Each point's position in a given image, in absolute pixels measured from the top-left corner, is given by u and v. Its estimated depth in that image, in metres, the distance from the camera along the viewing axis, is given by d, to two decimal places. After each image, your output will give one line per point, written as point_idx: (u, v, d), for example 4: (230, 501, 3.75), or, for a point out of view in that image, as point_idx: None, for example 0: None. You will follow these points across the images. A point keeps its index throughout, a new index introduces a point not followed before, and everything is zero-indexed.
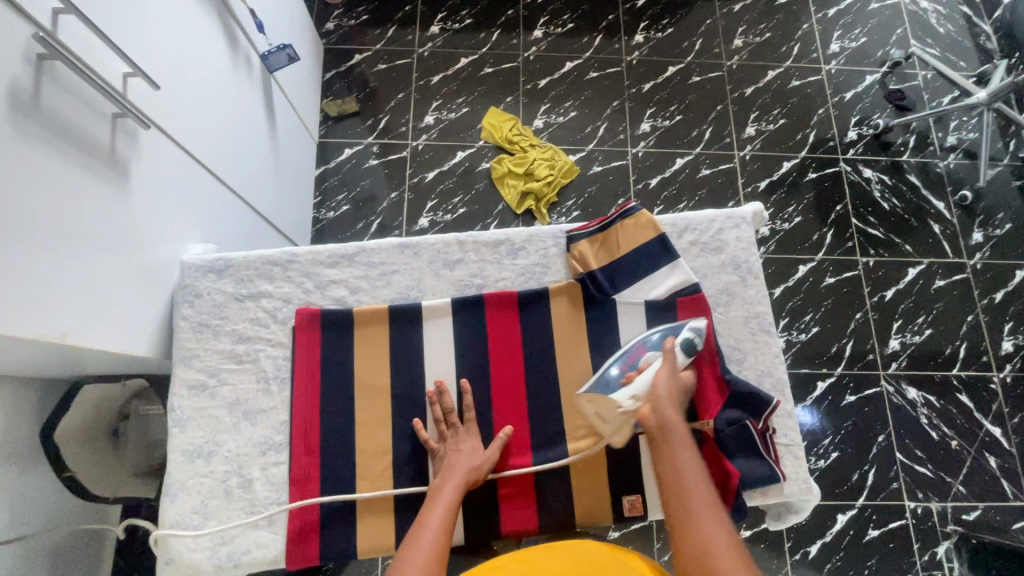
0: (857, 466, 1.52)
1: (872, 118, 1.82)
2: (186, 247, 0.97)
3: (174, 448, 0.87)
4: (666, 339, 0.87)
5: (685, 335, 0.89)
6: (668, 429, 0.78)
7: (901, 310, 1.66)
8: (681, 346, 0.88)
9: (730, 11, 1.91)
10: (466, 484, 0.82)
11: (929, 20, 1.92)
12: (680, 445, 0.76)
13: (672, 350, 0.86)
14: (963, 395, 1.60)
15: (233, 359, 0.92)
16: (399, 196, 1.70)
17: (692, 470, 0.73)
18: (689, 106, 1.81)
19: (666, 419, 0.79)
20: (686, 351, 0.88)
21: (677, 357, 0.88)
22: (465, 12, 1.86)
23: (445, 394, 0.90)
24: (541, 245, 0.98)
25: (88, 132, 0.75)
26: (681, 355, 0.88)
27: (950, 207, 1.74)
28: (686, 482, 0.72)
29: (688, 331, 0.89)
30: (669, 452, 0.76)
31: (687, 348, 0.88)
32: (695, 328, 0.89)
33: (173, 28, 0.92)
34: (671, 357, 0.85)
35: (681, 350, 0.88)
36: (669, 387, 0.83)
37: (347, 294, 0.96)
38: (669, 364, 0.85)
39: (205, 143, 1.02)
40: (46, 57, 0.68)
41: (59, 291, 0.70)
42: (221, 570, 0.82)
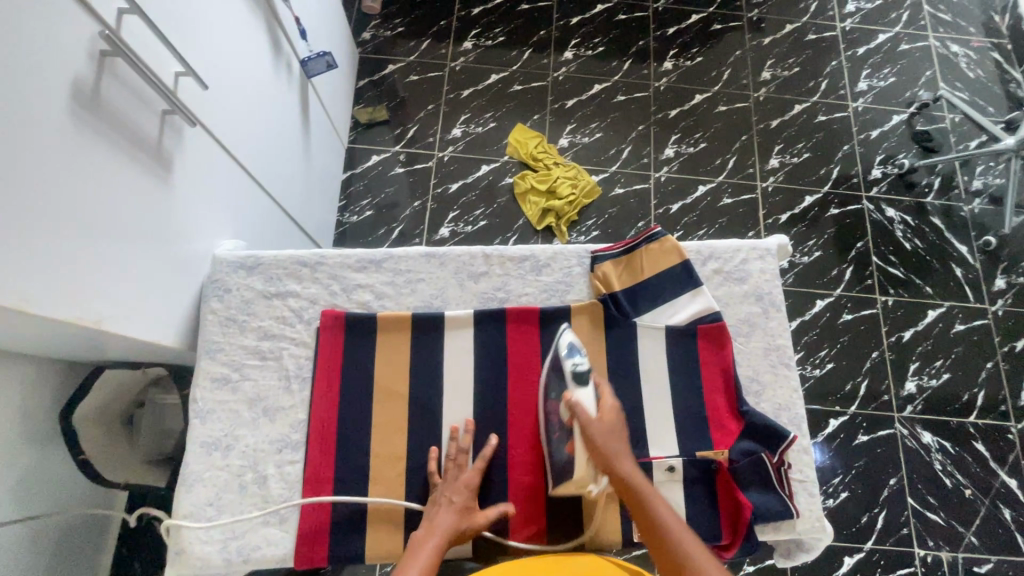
0: (866, 508, 1.50)
1: (897, 157, 1.82)
2: (218, 242, 0.99)
3: (192, 439, 0.88)
4: (564, 394, 0.86)
5: (567, 365, 0.88)
6: (642, 494, 0.79)
7: (919, 352, 1.64)
8: (572, 382, 0.86)
9: (760, 44, 1.93)
10: (446, 542, 0.80)
11: (958, 64, 1.93)
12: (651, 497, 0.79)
13: (577, 407, 0.84)
14: (979, 443, 1.57)
15: (257, 355, 0.93)
16: (422, 205, 1.72)
17: (686, 535, 0.76)
18: (714, 135, 1.82)
19: (630, 484, 0.80)
20: (581, 383, 0.86)
21: (586, 399, 0.85)
22: (498, 30, 1.90)
23: (463, 435, 0.89)
24: (565, 263, 0.99)
25: (139, 126, 0.78)
26: (585, 393, 0.86)
27: (973, 251, 1.73)
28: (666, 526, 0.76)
29: (567, 358, 0.88)
30: (655, 527, 0.77)
31: (577, 377, 0.87)
32: (569, 344, 0.90)
33: (225, 31, 0.96)
34: (578, 408, 0.84)
35: (578, 385, 0.86)
36: (600, 445, 0.82)
37: (372, 299, 0.97)
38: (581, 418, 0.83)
39: (243, 141, 1.05)
40: (109, 53, 0.71)
41: (98, 279, 0.72)
42: (230, 565, 0.83)
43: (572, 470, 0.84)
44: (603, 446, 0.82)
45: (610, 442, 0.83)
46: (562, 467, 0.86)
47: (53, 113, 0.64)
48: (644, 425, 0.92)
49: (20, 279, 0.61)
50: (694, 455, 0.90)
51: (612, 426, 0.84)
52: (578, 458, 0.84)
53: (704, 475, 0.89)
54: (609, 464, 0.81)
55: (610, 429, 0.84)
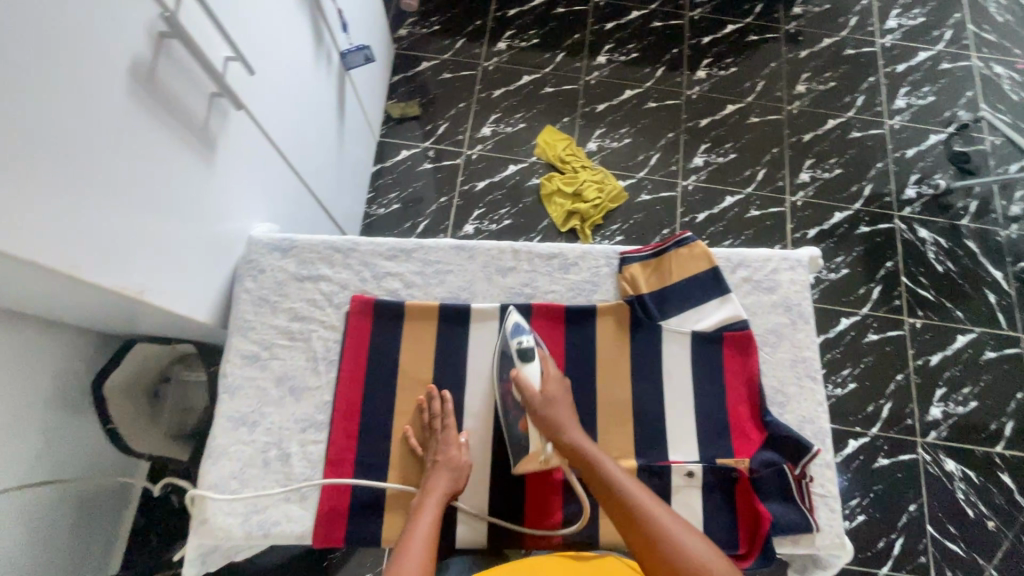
0: (884, 533, 1.46)
1: (932, 177, 1.78)
2: (253, 224, 1.02)
3: (220, 412, 0.90)
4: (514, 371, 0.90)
5: (514, 344, 0.92)
6: (593, 456, 0.83)
7: (947, 378, 1.60)
8: (519, 360, 0.91)
9: (796, 56, 1.91)
10: (444, 501, 0.82)
11: (1001, 85, 1.89)
12: (603, 460, 0.83)
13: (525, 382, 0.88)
14: (1005, 475, 1.52)
15: (287, 335, 0.95)
16: (448, 201, 1.74)
17: (637, 488, 0.79)
18: (745, 145, 1.81)
19: (579, 449, 0.84)
20: (527, 359, 0.91)
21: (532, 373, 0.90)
22: (533, 32, 1.92)
23: (433, 400, 0.91)
24: (593, 263, 0.99)
25: (189, 106, 0.81)
26: (530, 369, 0.90)
27: (1008, 278, 1.69)
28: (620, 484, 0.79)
29: (514, 337, 0.92)
30: (608, 486, 0.80)
31: (523, 354, 0.91)
32: (515, 324, 0.93)
33: (273, 20, 0.99)
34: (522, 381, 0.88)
35: (525, 362, 0.91)
36: (546, 415, 0.86)
37: (401, 287, 0.99)
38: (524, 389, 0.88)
39: (282, 127, 1.07)
40: (166, 34, 0.74)
41: (142, 252, 0.75)
42: (250, 539, 0.84)
43: (528, 444, 0.88)
44: (549, 415, 0.86)
45: (560, 411, 0.88)
46: (518, 443, 0.89)
47: (112, 88, 0.67)
48: (664, 428, 0.91)
49: (74, 246, 0.64)
50: (713, 462, 0.89)
51: (554, 396, 0.89)
52: (532, 432, 0.88)
53: (723, 482, 0.88)
54: (556, 433, 0.86)
55: (554, 400, 0.88)
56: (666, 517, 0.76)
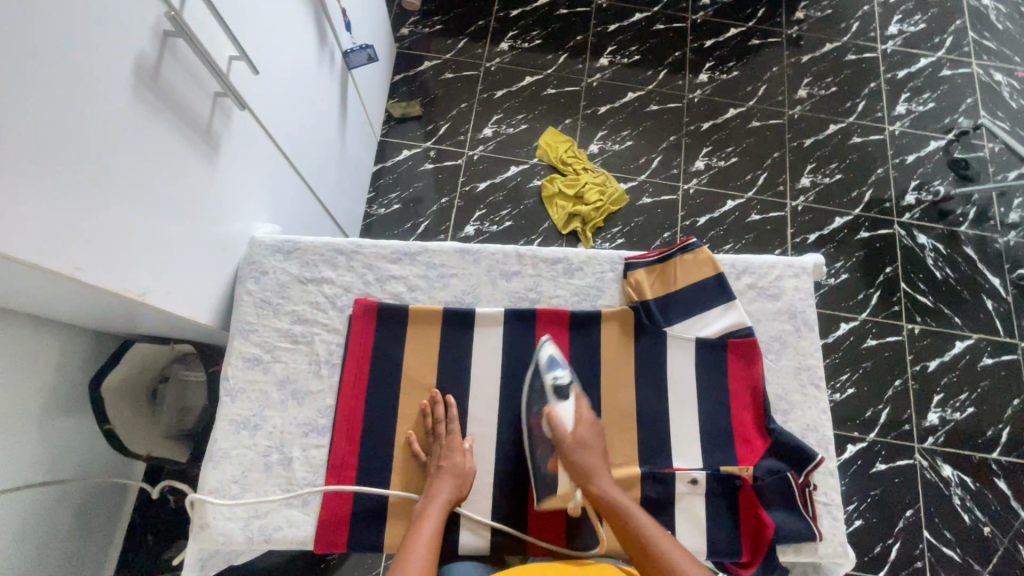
0: (880, 538, 1.47)
1: (932, 184, 1.79)
2: (256, 225, 1.01)
3: (222, 416, 0.89)
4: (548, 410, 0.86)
5: (549, 380, 0.89)
6: (622, 506, 0.80)
7: (944, 384, 1.61)
8: (554, 397, 0.88)
9: (798, 61, 1.91)
10: (447, 506, 0.82)
11: (1001, 93, 1.90)
12: (636, 514, 0.79)
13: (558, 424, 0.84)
14: (1001, 481, 1.53)
15: (289, 338, 0.94)
16: (449, 201, 1.73)
17: (668, 543, 0.76)
18: (746, 149, 1.81)
19: (608, 497, 0.81)
20: (562, 398, 0.87)
21: (566, 413, 0.86)
22: (536, 33, 1.91)
23: (437, 405, 0.91)
24: (598, 268, 0.99)
25: (193, 107, 0.80)
26: (565, 407, 0.87)
27: (1006, 284, 1.69)
28: (654, 542, 0.76)
29: (549, 372, 0.89)
30: (643, 544, 0.76)
31: (558, 391, 0.88)
32: (550, 357, 0.92)
33: (278, 20, 0.98)
34: (555, 423, 0.85)
35: (558, 399, 0.87)
36: (576, 459, 0.84)
37: (405, 291, 0.98)
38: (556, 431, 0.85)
39: (284, 127, 1.07)
40: (171, 34, 0.73)
41: (145, 254, 0.74)
42: (251, 544, 0.84)
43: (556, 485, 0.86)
44: (579, 459, 0.84)
45: (593, 459, 0.85)
46: (545, 482, 0.87)
47: (117, 89, 0.66)
48: (669, 435, 0.91)
49: (74, 248, 0.63)
50: (718, 470, 0.89)
51: (585, 438, 0.85)
52: (561, 475, 0.86)
53: (727, 491, 0.88)
54: (586, 479, 0.83)
55: (587, 443, 0.85)
56: None
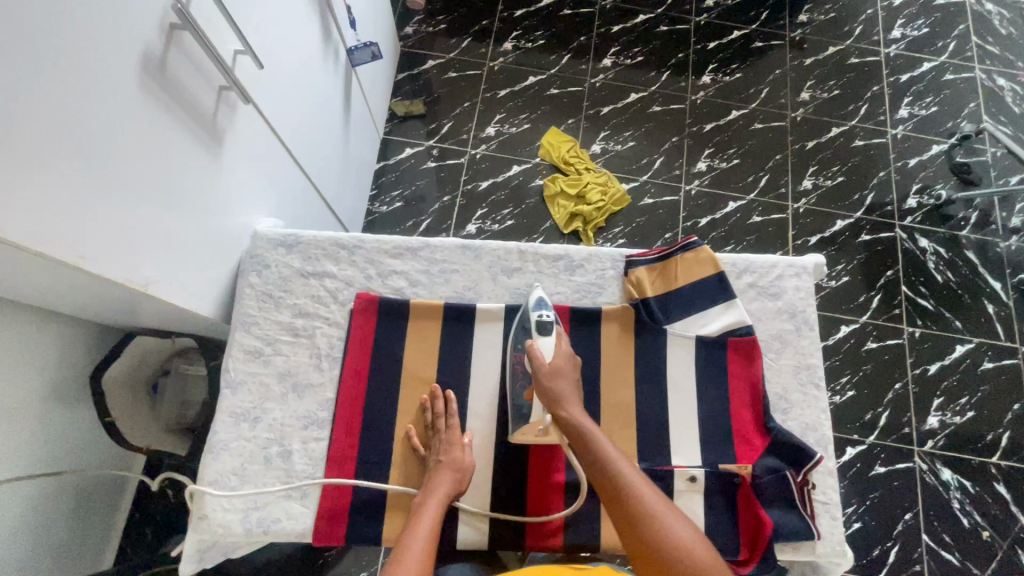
0: (879, 541, 1.47)
1: (933, 188, 1.79)
2: (259, 219, 1.02)
3: (222, 408, 0.89)
4: (528, 342, 0.89)
5: (534, 317, 0.91)
6: (592, 435, 0.82)
7: (945, 388, 1.61)
8: (536, 332, 0.90)
9: (801, 64, 1.91)
10: (447, 499, 0.82)
11: (1004, 97, 1.90)
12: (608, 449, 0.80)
13: (538, 353, 0.86)
14: (1001, 485, 1.53)
15: (290, 332, 0.95)
16: (451, 200, 1.74)
17: (635, 478, 0.77)
18: (748, 151, 1.81)
19: (579, 423, 0.83)
20: (543, 333, 0.90)
21: (545, 346, 0.89)
22: (539, 33, 1.92)
23: (437, 400, 0.91)
24: (599, 265, 0.99)
25: (199, 100, 0.80)
26: (545, 341, 0.89)
27: (1007, 289, 1.69)
28: (627, 477, 0.77)
29: (535, 311, 0.92)
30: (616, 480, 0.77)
31: (541, 327, 0.90)
32: (537, 299, 0.94)
33: (283, 15, 0.98)
34: (535, 354, 0.87)
35: (541, 335, 0.90)
36: (549, 387, 0.85)
37: (406, 286, 0.99)
38: (535, 362, 0.86)
39: (289, 122, 1.07)
40: (178, 27, 0.74)
41: (150, 246, 0.75)
42: (250, 535, 0.84)
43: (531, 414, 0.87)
44: (553, 387, 0.85)
45: (567, 389, 0.86)
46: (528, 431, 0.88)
47: (124, 80, 0.67)
48: (667, 432, 0.92)
49: (79, 237, 0.64)
50: (716, 467, 0.89)
51: (561, 369, 0.87)
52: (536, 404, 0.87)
53: (725, 488, 0.88)
54: (559, 407, 0.84)
55: (561, 374, 0.87)
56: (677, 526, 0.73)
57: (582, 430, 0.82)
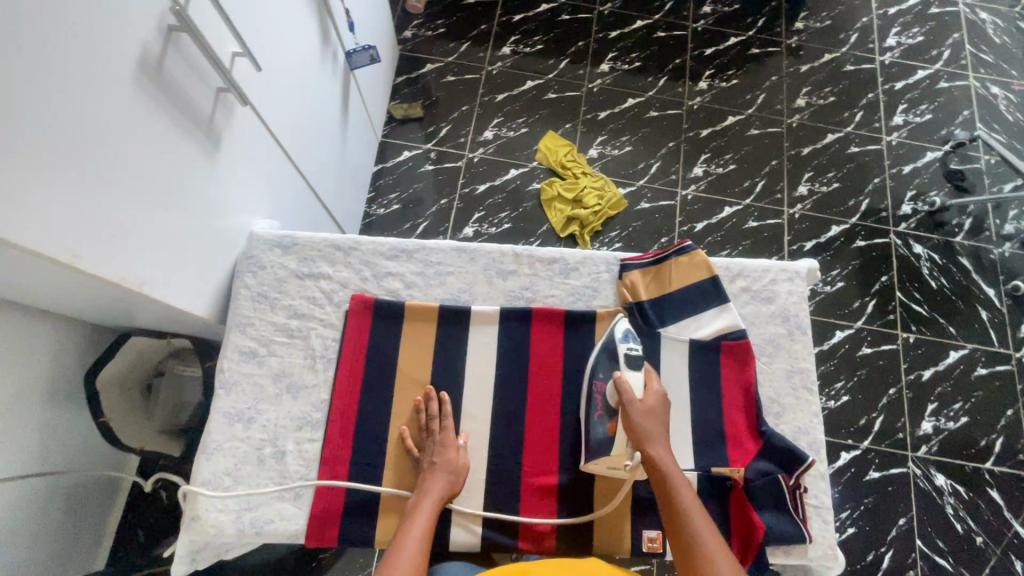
0: (873, 546, 1.47)
1: (928, 194, 1.80)
2: (255, 221, 1.02)
3: (216, 408, 0.89)
4: (618, 374, 0.87)
5: (622, 349, 0.89)
6: (670, 480, 0.80)
7: (938, 393, 1.61)
8: (624, 365, 0.88)
9: (797, 71, 1.93)
10: (440, 500, 0.82)
11: (997, 105, 1.91)
12: (684, 498, 0.78)
13: (628, 387, 0.85)
14: (994, 491, 1.53)
15: (285, 333, 0.95)
16: (448, 203, 1.74)
17: (709, 533, 0.75)
18: (744, 157, 1.82)
19: (661, 467, 0.81)
20: (632, 367, 0.88)
21: (634, 381, 0.87)
22: (537, 38, 1.93)
23: (430, 401, 0.91)
24: (594, 268, 1.00)
25: (196, 101, 0.81)
26: (634, 375, 0.87)
27: (1001, 295, 1.70)
28: (698, 529, 0.75)
29: (623, 342, 0.89)
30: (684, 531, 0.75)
31: (630, 360, 0.88)
32: (624, 331, 0.91)
33: (282, 18, 0.99)
34: (623, 387, 0.85)
35: (629, 368, 0.88)
36: (638, 424, 0.84)
37: (401, 288, 0.99)
38: (625, 395, 0.85)
39: (286, 125, 1.08)
40: (176, 28, 0.74)
41: (145, 246, 0.75)
42: (242, 537, 0.84)
43: (611, 447, 0.85)
44: (642, 424, 0.84)
45: (655, 429, 0.84)
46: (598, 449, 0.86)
47: (121, 81, 0.67)
48: None
49: (74, 237, 0.64)
50: (709, 470, 0.89)
51: (652, 409, 0.85)
52: (619, 437, 0.85)
53: (718, 491, 0.89)
54: (642, 444, 0.83)
55: (651, 413, 0.85)
56: None
57: (663, 472, 0.80)
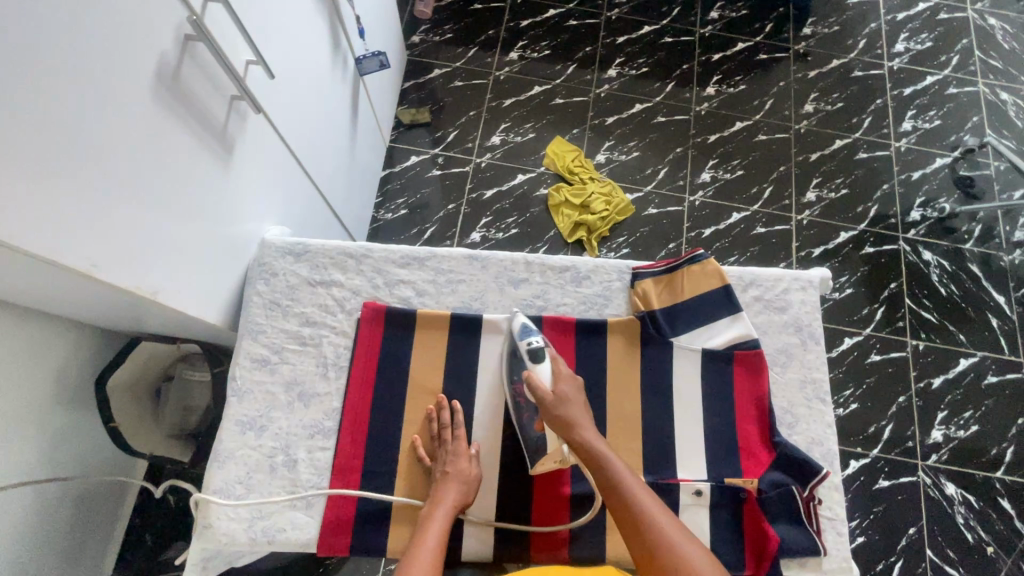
0: (883, 556, 1.46)
1: (937, 201, 1.79)
2: (267, 227, 1.02)
3: (229, 416, 0.90)
4: (526, 373, 0.88)
5: (523, 345, 0.90)
6: (602, 458, 0.81)
7: (949, 401, 1.60)
8: (530, 360, 0.89)
9: (805, 76, 1.92)
10: (454, 510, 0.82)
11: (1007, 112, 1.91)
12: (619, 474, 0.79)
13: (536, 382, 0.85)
14: (1006, 500, 1.52)
15: (297, 340, 0.95)
16: (456, 208, 1.74)
17: (647, 501, 0.76)
18: (752, 162, 1.82)
19: (590, 449, 0.82)
20: (538, 360, 0.88)
21: (541, 373, 0.87)
22: (545, 43, 1.93)
23: (443, 410, 0.91)
24: (605, 277, 1.00)
25: (211, 109, 0.81)
26: (541, 368, 0.88)
27: (1011, 303, 1.69)
28: (638, 502, 0.76)
29: (523, 339, 0.91)
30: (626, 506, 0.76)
31: (533, 354, 0.89)
32: (523, 326, 0.93)
33: (294, 26, 0.99)
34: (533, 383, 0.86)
35: (536, 362, 0.89)
36: (555, 415, 0.84)
37: (413, 295, 0.99)
38: (535, 392, 0.85)
39: (298, 132, 1.08)
40: (192, 37, 0.74)
41: (158, 253, 0.75)
42: (254, 545, 0.84)
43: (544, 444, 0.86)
44: (561, 415, 0.84)
45: (576, 413, 0.85)
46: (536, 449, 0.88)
47: (138, 91, 0.67)
48: (674, 446, 0.91)
49: (90, 245, 0.64)
50: (722, 481, 0.89)
51: (564, 395, 0.86)
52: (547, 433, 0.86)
53: (731, 502, 0.88)
54: (567, 433, 0.83)
55: (565, 399, 0.86)
56: (692, 549, 0.72)
57: (593, 454, 0.81)
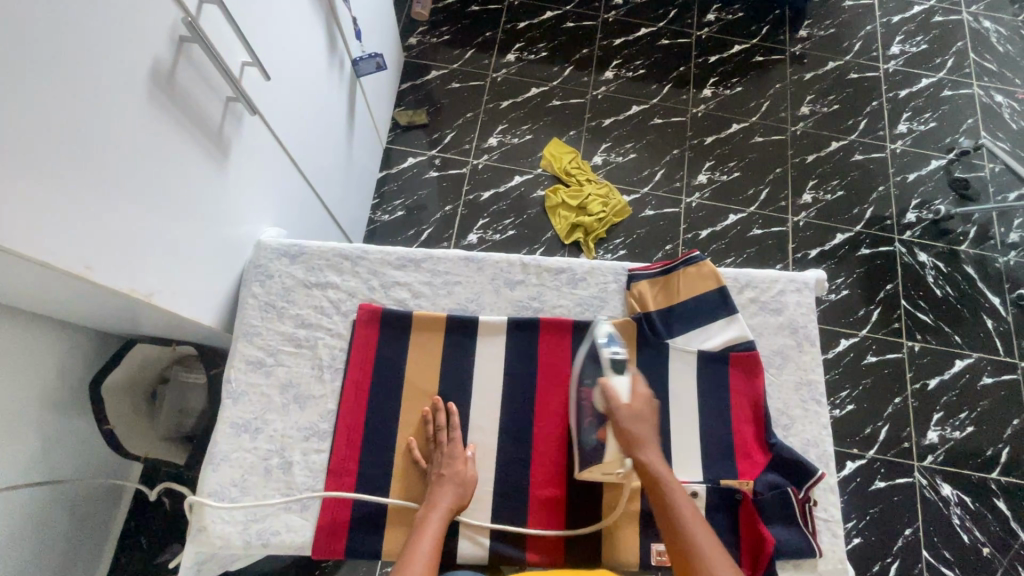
0: (879, 557, 1.46)
1: (933, 203, 1.80)
2: (262, 229, 1.02)
3: (224, 418, 0.89)
4: (602, 380, 0.86)
5: (605, 353, 0.88)
6: (662, 481, 0.79)
7: (944, 402, 1.61)
8: (610, 369, 0.87)
9: (801, 78, 1.93)
10: (449, 513, 0.82)
11: (1001, 114, 1.91)
12: (678, 500, 0.77)
13: (613, 393, 0.84)
14: (1001, 501, 1.52)
15: (293, 342, 0.95)
16: (452, 210, 1.74)
17: (701, 531, 0.74)
18: (748, 164, 1.82)
19: (652, 470, 0.80)
20: (617, 371, 0.86)
21: (619, 385, 0.85)
22: (542, 45, 1.93)
23: (438, 412, 0.91)
24: (601, 279, 1.00)
25: (207, 111, 0.81)
26: (619, 379, 0.86)
27: (1006, 304, 1.70)
28: (691, 530, 0.74)
29: (606, 347, 0.89)
30: (677, 533, 0.75)
31: (614, 364, 0.87)
32: (607, 334, 0.91)
33: (290, 27, 0.99)
34: (608, 392, 0.84)
35: (614, 372, 0.87)
36: (624, 428, 0.83)
37: (409, 297, 0.99)
38: (610, 402, 0.84)
39: (293, 133, 1.08)
40: (187, 39, 0.74)
41: (154, 256, 0.75)
42: (249, 548, 0.83)
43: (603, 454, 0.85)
44: (631, 430, 0.82)
45: (644, 431, 0.83)
46: (589, 454, 0.87)
47: (134, 93, 0.68)
48: (670, 448, 0.91)
49: (86, 247, 0.64)
50: (718, 483, 0.89)
51: (639, 412, 0.84)
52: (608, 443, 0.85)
53: (727, 503, 0.88)
54: (631, 449, 0.82)
55: (638, 416, 0.84)
56: None
57: (653, 475, 0.80)
